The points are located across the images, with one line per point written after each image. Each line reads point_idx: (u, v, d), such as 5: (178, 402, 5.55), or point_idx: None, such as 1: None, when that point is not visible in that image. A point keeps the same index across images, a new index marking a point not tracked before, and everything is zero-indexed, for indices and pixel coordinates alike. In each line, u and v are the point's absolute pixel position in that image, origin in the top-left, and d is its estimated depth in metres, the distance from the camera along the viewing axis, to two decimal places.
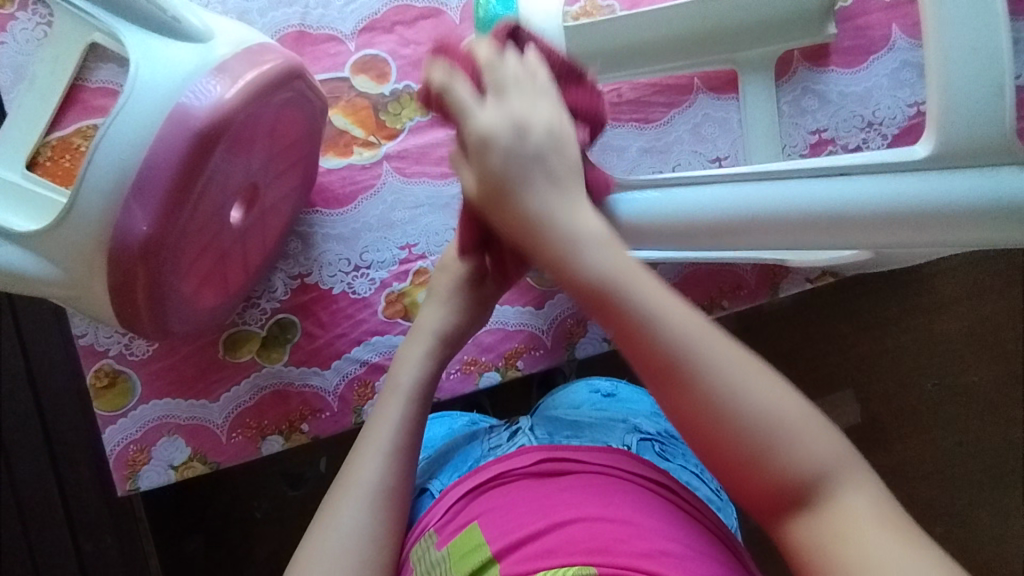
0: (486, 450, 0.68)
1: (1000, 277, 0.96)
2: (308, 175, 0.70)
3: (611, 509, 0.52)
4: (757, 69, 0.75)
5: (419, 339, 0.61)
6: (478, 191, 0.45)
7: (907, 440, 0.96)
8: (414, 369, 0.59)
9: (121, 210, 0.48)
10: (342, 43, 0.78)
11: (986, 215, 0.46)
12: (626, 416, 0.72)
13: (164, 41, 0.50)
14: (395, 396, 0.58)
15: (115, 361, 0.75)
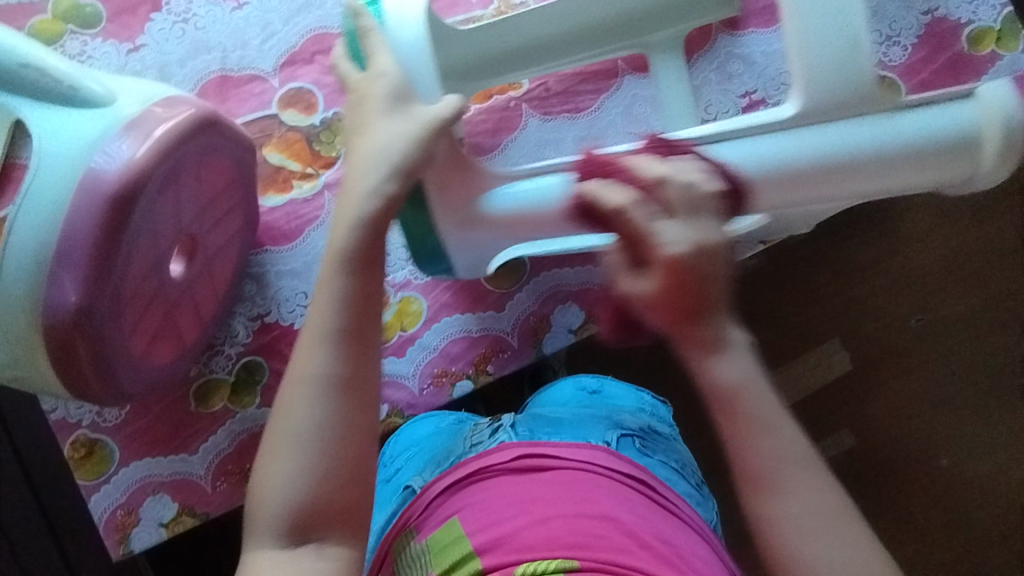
0: (468, 446, 0.64)
1: (969, 206, 0.95)
2: (251, 217, 0.70)
3: (589, 505, 0.51)
4: (666, 51, 0.73)
5: (365, 160, 0.48)
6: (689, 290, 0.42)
7: (895, 380, 0.96)
8: (348, 227, 0.47)
9: (50, 283, 0.49)
10: (265, 81, 0.78)
11: (861, 161, 0.52)
12: (610, 413, 0.69)
13: (67, 111, 0.50)
14: (336, 263, 0.46)
15: (89, 430, 0.75)
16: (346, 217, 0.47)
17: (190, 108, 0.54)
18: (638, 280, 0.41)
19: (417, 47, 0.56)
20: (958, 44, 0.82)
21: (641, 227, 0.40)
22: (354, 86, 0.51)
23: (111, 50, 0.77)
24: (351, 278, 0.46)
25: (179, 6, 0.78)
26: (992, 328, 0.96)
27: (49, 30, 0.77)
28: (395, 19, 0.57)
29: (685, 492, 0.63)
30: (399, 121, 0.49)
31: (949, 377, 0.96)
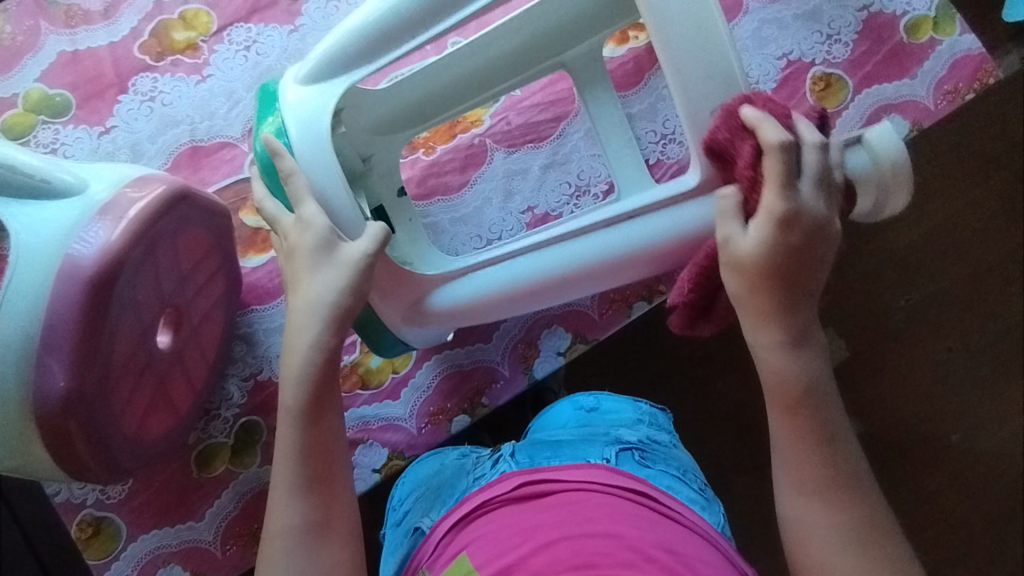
0: (471, 480, 0.65)
1: (944, 176, 0.93)
2: (233, 280, 0.71)
3: (591, 524, 0.52)
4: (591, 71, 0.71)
5: (301, 314, 0.53)
6: (746, 261, 0.45)
7: (893, 365, 0.93)
8: (295, 386, 0.53)
9: (38, 370, 0.50)
10: (235, 147, 0.81)
11: None
12: (608, 428, 0.69)
13: (39, 203, 0.52)
14: (289, 417, 0.54)
15: (95, 509, 0.75)
16: (291, 372, 0.53)
17: (160, 186, 0.56)
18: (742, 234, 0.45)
19: (326, 167, 0.55)
20: (897, 35, 0.86)
21: (773, 177, 0.43)
22: (286, 232, 0.55)
23: (83, 136, 0.80)
24: (306, 429, 0.53)
25: (145, 86, 0.81)
26: (985, 297, 0.94)
27: (22, 123, 0.79)
28: (295, 128, 0.56)
29: (690, 498, 0.63)
30: (327, 280, 0.53)
31: (948, 352, 0.94)
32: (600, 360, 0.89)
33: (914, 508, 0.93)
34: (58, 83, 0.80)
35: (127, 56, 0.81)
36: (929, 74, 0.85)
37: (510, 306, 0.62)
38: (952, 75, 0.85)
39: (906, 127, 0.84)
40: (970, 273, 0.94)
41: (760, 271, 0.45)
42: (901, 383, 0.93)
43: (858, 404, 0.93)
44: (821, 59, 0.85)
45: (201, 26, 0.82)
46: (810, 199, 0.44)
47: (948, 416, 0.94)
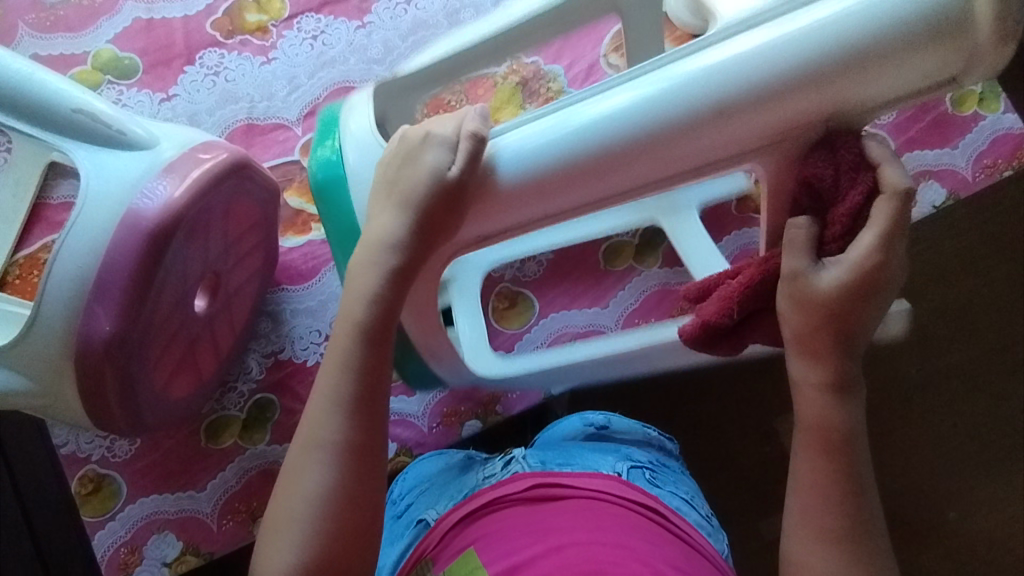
0: (480, 478, 0.65)
1: (974, 249, 0.94)
2: (270, 257, 0.72)
3: (602, 533, 0.52)
4: None
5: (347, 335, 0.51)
6: (821, 294, 0.41)
7: (906, 429, 0.92)
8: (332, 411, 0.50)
9: (84, 314, 0.51)
10: (289, 129, 0.83)
11: None
12: (619, 445, 0.69)
13: (109, 152, 0.53)
14: (317, 437, 0.49)
15: (98, 466, 0.75)
16: (331, 396, 0.50)
17: (224, 154, 0.58)
18: (814, 273, 0.42)
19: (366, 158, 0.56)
20: (942, 105, 0.88)
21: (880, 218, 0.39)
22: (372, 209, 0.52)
23: (144, 99, 0.82)
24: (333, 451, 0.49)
25: (212, 60, 0.83)
26: (1003, 374, 0.94)
27: (87, 80, 0.82)
28: (354, 150, 0.57)
29: (697, 522, 0.62)
30: (362, 302, 0.50)
31: (958, 426, 0.93)
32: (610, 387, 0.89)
33: None
34: (129, 47, 0.83)
35: (198, 29, 0.84)
36: (970, 147, 0.87)
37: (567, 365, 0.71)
38: (992, 150, 0.87)
39: (943, 195, 0.85)
40: (983, 351, 0.94)
41: (822, 313, 0.42)
42: (909, 451, 0.92)
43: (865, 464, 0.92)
44: None
45: (273, 11, 0.85)
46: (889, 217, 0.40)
47: (945, 492, 0.92)
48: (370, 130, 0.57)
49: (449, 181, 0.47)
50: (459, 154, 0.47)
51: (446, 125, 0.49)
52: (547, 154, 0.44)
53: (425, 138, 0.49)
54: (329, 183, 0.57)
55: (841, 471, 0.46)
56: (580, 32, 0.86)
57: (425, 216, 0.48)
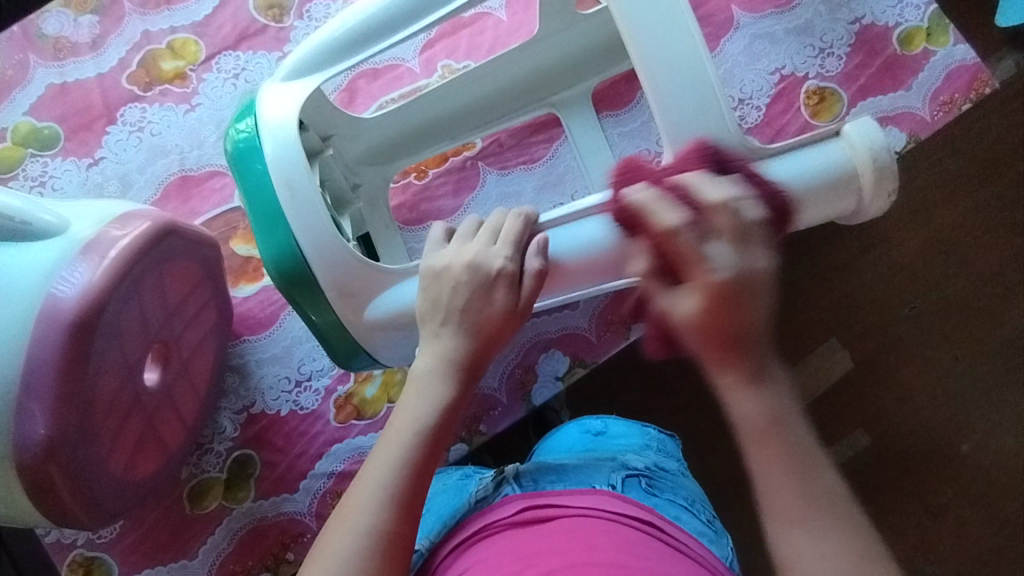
0: (472, 501, 0.63)
1: (954, 176, 0.89)
2: (224, 312, 0.70)
3: (595, 551, 0.49)
4: (575, 106, 0.73)
5: (398, 437, 0.46)
6: (699, 316, 0.40)
7: (899, 376, 0.88)
8: (370, 508, 0.44)
9: (17, 419, 0.48)
10: (226, 175, 0.80)
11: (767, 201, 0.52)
12: (615, 454, 0.67)
13: (19, 244, 0.50)
14: (347, 525, 0.44)
15: (85, 549, 0.74)
16: (370, 492, 0.44)
17: (145, 223, 0.55)
18: (673, 301, 0.41)
19: (309, 204, 0.55)
20: (890, 47, 0.85)
21: (689, 249, 0.41)
22: (429, 289, 0.52)
23: (72, 168, 0.79)
24: (360, 548, 0.43)
25: (134, 116, 0.80)
26: (998, 302, 0.89)
27: (9, 157, 0.79)
28: (300, 225, 0.55)
29: (697, 529, 0.61)
30: (424, 401, 0.48)
31: (958, 360, 0.89)
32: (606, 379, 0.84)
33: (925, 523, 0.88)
34: (47, 116, 0.80)
35: (115, 86, 0.81)
36: (924, 86, 0.84)
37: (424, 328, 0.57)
38: (947, 86, 0.84)
39: (902, 140, 0.83)
40: (978, 279, 0.89)
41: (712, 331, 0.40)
42: (908, 397, 0.88)
43: (865, 416, 0.88)
44: (815, 73, 0.84)
45: (188, 55, 0.81)
46: (754, 244, 0.41)
47: (955, 426, 0.89)
48: (313, 202, 0.55)
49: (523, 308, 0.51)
50: (526, 279, 0.51)
51: (500, 249, 0.52)
52: (590, 243, 0.53)
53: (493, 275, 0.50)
54: (284, 265, 0.55)
55: (796, 463, 0.39)
56: (509, 28, 0.82)
57: (485, 339, 0.49)
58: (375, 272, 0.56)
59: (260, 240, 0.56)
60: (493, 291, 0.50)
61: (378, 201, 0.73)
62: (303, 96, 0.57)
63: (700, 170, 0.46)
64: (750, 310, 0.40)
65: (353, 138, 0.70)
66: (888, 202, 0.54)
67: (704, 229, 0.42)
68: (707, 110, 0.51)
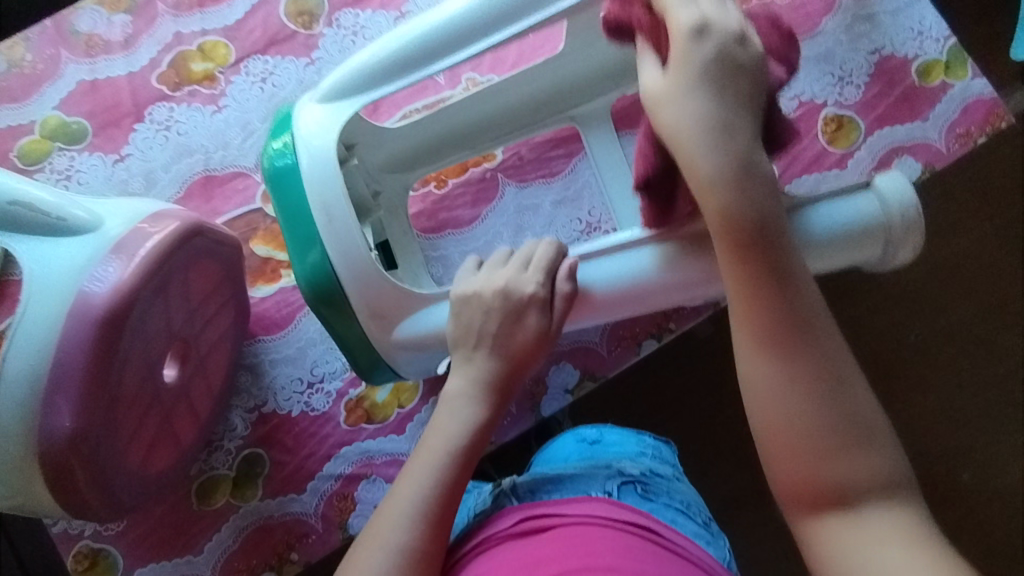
0: (471, 514, 0.64)
1: (963, 208, 0.90)
2: (242, 312, 0.71)
3: (593, 559, 0.50)
4: (597, 119, 0.73)
5: (430, 455, 0.51)
6: (660, 83, 0.45)
7: (902, 402, 0.89)
8: (401, 525, 0.48)
9: (44, 410, 0.49)
10: (248, 177, 0.81)
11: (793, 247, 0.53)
12: (610, 461, 0.67)
13: (53, 240, 0.51)
14: (380, 538, 0.47)
15: (92, 541, 0.74)
16: (402, 508, 0.48)
17: (175, 224, 0.56)
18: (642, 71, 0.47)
19: (346, 224, 0.56)
20: (909, 78, 0.86)
21: (677, 39, 0.45)
22: (462, 313, 0.55)
23: (98, 163, 0.80)
24: (392, 560, 0.46)
25: (161, 114, 0.82)
26: (1003, 333, 0.90)
27: (38, 149, 0.80)
28: (335, 244, 0.56)
29: (694, 531, 0.62)
30: (455, 422, 0.52)
31: (964, 388, 0.89)
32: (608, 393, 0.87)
33: None
34: (76, 111, 0.81)
35: (145, 85, 0.82)
36: (941, 118, 0.85)
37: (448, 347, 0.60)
38: (965, 119, 0.85)
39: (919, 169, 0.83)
40: (983, 310, 0.90)
41: (704, 173, 0.42)
42: (908, 421, 0.89)
43: None
44: (833, 100, 0.85)
45: (218, 58, 0.83)
46: (710, 40, 0.44)
47: (959, 454, 0.89)
48: (350, 224, 0.56)
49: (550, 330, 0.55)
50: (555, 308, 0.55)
51: (531, 276, 0.55)
52: (627, 270, 0.55)
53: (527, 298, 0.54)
54: (317, 282, 0.57)
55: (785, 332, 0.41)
56: (534, 44, 0.84)
57: (515, 363, 0.54)
58: (406, 293, 0.58)
59: (297, 259, 0.58)
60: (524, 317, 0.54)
61: (399, 208, 0.73)
62: (344, 117, 0.59)
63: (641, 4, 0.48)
64: (753, 185, 0.42)
65: (377, 147, 0.71)
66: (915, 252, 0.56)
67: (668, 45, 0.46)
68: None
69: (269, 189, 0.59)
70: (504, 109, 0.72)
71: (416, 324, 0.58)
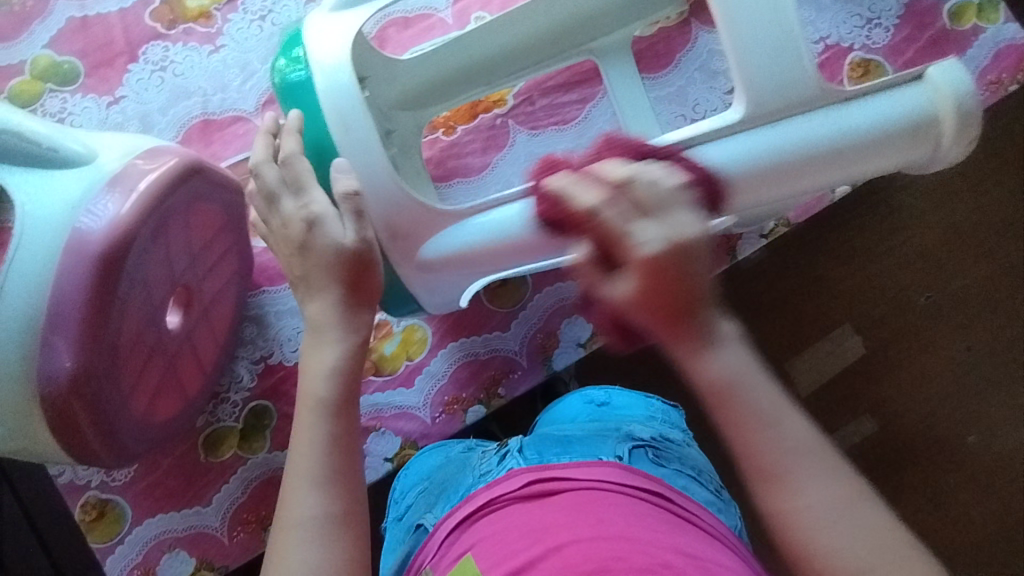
0: (477, 476, 0.62)
1: (981, 168, 0.87)
2: (245, 260, 0.68)
3: (604, 526, 0.48)
4: (617, 54, 0.71)
5: (306, 417, 0.47)
6: (634, 285, 0.40)
7: (910, 362, 0.87)
8: (307, 496, 0.44)
9: (42, 351, 0.47)
10: (249, 121, 0.78)
11: (831, 156, 0.52)
12: (620, 424, 0.66)
13: (47, 173, 0.49)
14: (292, 519, 0.44)
15: (99, 491, 0.73)
16: (303, 479, 0.45)
17: (173, 159, 0.53)
18: (614, 284, 0.42)
19: (362, 135, 0.54)
20: (939, 21, 0.82)
21: (642, 211, 0.42)
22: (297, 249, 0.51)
23: (91, 105, 0.77)
24: (319, 535, 0.43)
25: (156, 54, 0.78)
26: (1013, 296, 0.88)
27: (28, 91, 0.76)
28: (355, 162, 0.54)
29: (705, 499, 0.60)
30: (319, 379, 0.48)
31: (973, 352, 0.87)
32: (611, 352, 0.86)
33: (930, 509, 0.87)
34: (67, 49, 0.77)
35: (137, 22, 0.78)
36: (972, 63, 0.81)
37: (479, 270, 0.57)
38: (995, 65, 0.81)
39: None
40: (999, 272, 0.87)
41: (669, 299, 0.40)
42: (917, 383, 0.87)
43: (873, 399, 0.87)
44: (860, 44, 0.82)
45: None
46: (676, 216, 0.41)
47: (966, 416, 0.88)
48: (368, 142, 0.54)
49: (356, 248, 0.50)
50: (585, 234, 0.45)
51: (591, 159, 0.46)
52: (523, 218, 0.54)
53: (305, 223, 0.50)
54: None
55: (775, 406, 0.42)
56: None
57: (354, 287, 0.50)
58: (428, 211, 0.55)
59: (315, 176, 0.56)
60: (331, 260, 0.49)
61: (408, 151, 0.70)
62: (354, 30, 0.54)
63: (569, 175, 0.48)
64: (684, 288, 0.40)
65: (390, 81, 0.66)
66: (967, 151, 0.53)
67: (635, 206, 0.42)
68: (784, 49, 0.50)
69: (285, 109, 0.57)
70: (516, 47, 0.69)
71: (444, 243, 0.56)
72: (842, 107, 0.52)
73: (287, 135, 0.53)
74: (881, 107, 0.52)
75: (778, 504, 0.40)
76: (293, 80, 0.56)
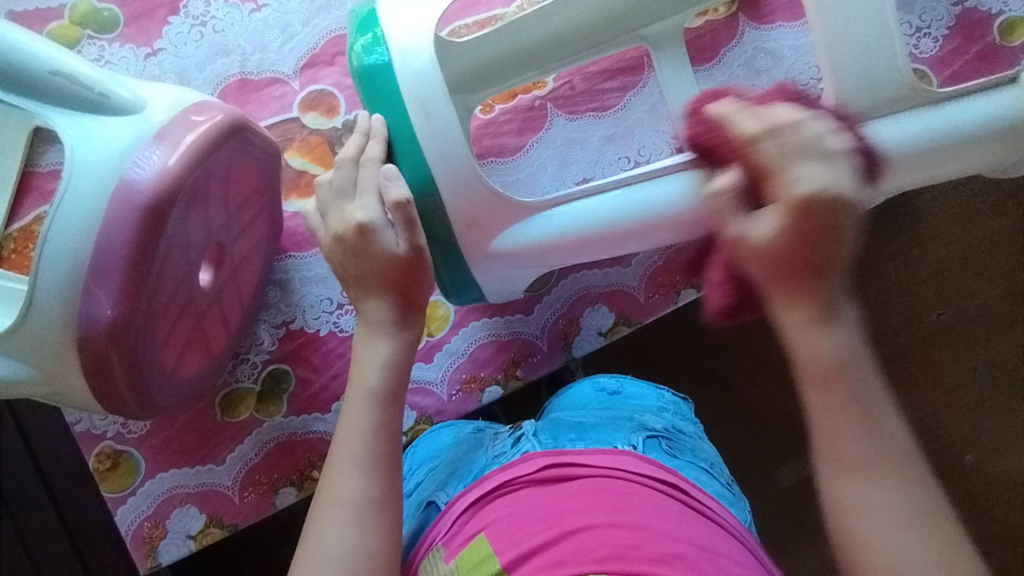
0: (490, 457, 0.62)
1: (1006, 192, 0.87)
2: (275, 223, 0.68)
3: (619, 513, 0.48)
4: (667, 44, 0.70)
5: (359, 401, 0.49)
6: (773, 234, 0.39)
7: (922, 373, 0.88)
8: (350, 481, 0.47)
9: (82, 297, 0.47)
10: (286, 84, 0.77)
11: (917, 157, 0.54)
12: (632, 414, 0.67)
13: (96, 119, 0.49)
14: (333, 505, 0.47)
15: (114, 442, 0.74)
16: (347, 462, 0.48)
17: (220, 115, 0.53)
18: (750, 225, 0.40)
19: (444, 125, 0.53)
20: (989, 35, 0.81)
21: (774, 161, 0.40)
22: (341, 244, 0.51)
23: (129, 55, 0.76)
24: (354, 523, 0.46)
25: (198, 9, 0.77)
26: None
27: (66, 36, 0.76)
28: (434, 151, 0.54)
29: (717, 491, 0.60)
30: (373, 368, 0.50)
31: (980, 372, 0.88)
32: (621, 346, 0.89)
33: None
34: None
35: None
36: None
37: (566, 254, 0.59)
38: None
39: None
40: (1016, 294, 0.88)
41: (780, 259, 0.39)
42: (923, 400, 0.88)
43: None
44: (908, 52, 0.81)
45: None
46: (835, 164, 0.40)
47: (971, 434, 0.88)
48: (449, 130, 0.53)
49: (406, 257, 0.50)
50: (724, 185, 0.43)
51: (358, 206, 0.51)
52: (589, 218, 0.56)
53: (357, 228, 0.50)
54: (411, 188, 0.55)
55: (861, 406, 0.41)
56: None
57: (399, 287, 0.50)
58: (505, 203, 0.55)
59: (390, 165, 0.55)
60: (373, 261, 0.50)
61: None
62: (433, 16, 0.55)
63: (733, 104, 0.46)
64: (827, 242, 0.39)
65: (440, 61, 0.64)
66: None
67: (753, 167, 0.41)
68: (882, 53, 0.52)
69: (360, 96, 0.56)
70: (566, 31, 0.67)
71: (520, 235, 0.57)
72: (935, 109, 0.54)
73: (372, 140, 0.54)
74: (965, 112, 0.54)
75: (849, 497, 0.40)
76: (370, 65, 0.54)
